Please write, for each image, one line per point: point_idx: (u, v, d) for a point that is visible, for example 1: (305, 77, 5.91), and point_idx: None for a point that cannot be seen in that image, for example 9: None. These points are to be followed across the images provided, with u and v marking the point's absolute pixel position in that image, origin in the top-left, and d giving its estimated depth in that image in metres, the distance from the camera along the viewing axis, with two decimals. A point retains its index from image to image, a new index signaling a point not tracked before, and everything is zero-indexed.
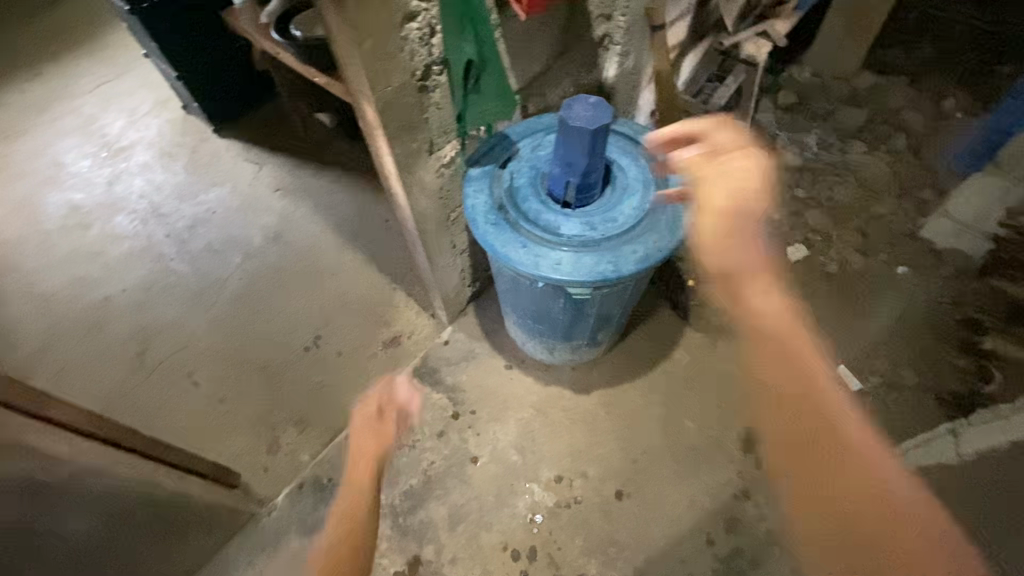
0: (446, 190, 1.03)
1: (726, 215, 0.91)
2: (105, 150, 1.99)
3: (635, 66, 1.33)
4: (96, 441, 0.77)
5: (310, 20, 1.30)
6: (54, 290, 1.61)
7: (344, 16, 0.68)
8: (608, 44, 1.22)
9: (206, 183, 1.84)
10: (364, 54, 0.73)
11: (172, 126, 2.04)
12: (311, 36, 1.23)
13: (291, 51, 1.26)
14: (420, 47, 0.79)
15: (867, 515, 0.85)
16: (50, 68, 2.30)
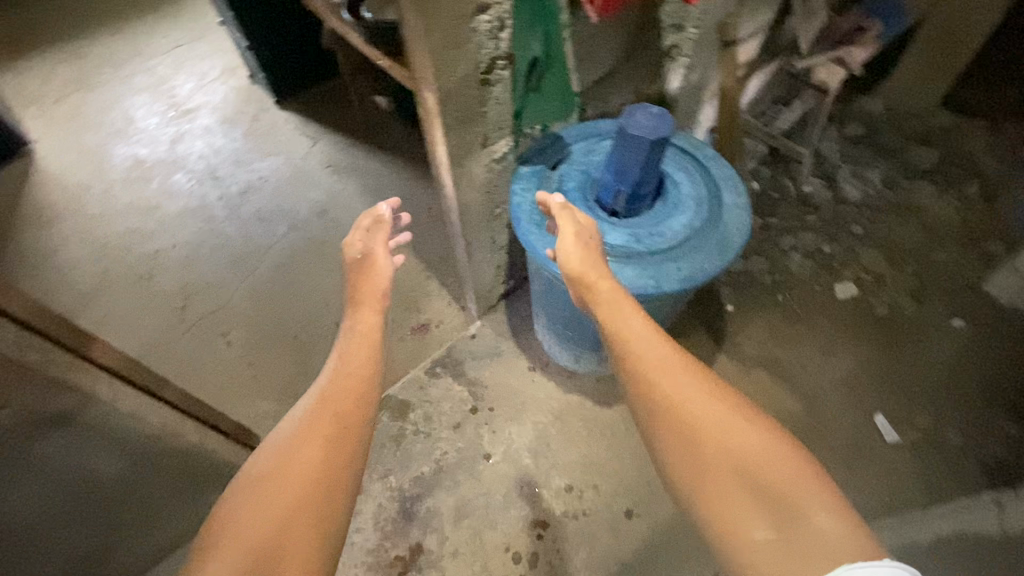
0: (494, 185, 1.03)
1: (583, 258, 0.82)
2: (173, 109, 2.07)
3: (699, 80, 1.30)
4: (132, 386, 0.80)
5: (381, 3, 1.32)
6: (110, 237, 1.69)
7: (418, 2, 0.68)
8: (676, 55, 1.20)
9: (262, 152, 1.90)
10: (433, 43, 0.73)
11: (237, 93, 2.11)
12: (380, 19, 1.25)
13: (359, 33, 1.29)
14: (488, 40, 0.79)
15: (738, 508, 0.61)
16: (132, 27, 2.41)
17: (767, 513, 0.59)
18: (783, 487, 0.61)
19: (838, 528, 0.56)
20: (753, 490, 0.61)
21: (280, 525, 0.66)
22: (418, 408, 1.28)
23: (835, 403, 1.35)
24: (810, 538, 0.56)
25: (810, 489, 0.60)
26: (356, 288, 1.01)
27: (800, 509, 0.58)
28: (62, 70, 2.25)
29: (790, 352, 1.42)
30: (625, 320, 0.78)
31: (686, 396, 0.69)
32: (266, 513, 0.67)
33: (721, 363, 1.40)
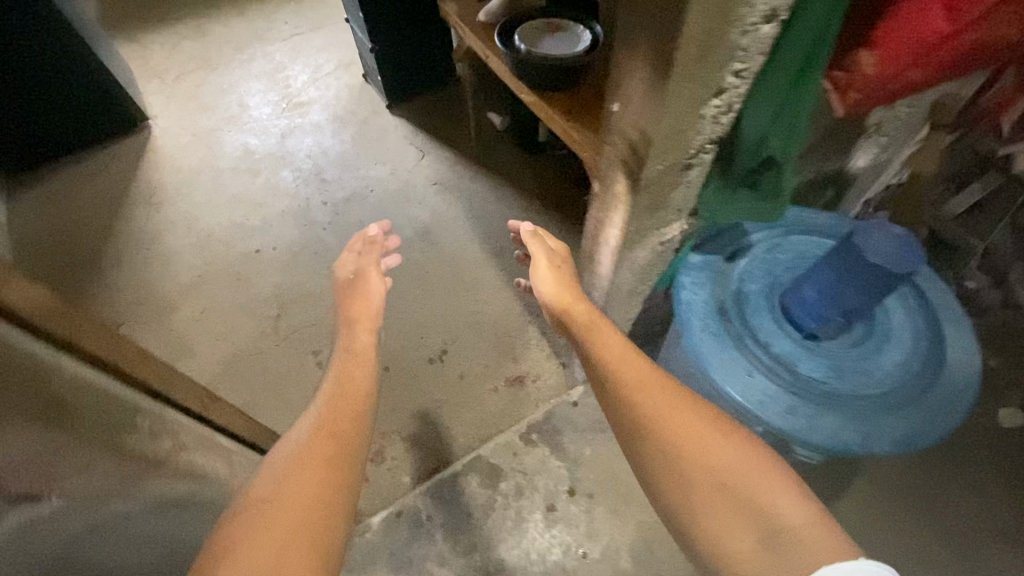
0: (652, 269, 0.90)
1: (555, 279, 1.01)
2: (286, 100, 2.05)
3: (888, 161, 1.12)
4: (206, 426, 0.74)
5: (536, 31, 1.20)
6: (215, 230, 1.68)
7: (662, 80, 0.54)
8: (874, 133, 1.01)
9: (370, 159, 1.85)
10: (652, 115, 0.58)
11: (349, 91, 2.06)
12: (533, 51, 1.14)
13: (508, 63, 1.18)
14: (705, 125, 0.64)
15: (720, 517, 0.63)
16: (254, 9, 2.42)
17: (750, 526, 0.61)
18: (757, 494, 0.63)
19: (806, 528, 0.59)
20: (725, 499, 0.64)
21: (303, 494, 0.67)
22: (511, 478, 1.18)
23: (990, 557, 1.15)
24: (790, 542, 0.58)
25: (779, 493, 0.63)
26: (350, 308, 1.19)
27: (775, 516, 0.61)
28: (185, 46, 2.27)
29: (937, 483, 1.23)
30: (600, 344, 0.82)
31: (657, 412, 0.71)
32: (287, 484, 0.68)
33: (853, 481, 1.23)
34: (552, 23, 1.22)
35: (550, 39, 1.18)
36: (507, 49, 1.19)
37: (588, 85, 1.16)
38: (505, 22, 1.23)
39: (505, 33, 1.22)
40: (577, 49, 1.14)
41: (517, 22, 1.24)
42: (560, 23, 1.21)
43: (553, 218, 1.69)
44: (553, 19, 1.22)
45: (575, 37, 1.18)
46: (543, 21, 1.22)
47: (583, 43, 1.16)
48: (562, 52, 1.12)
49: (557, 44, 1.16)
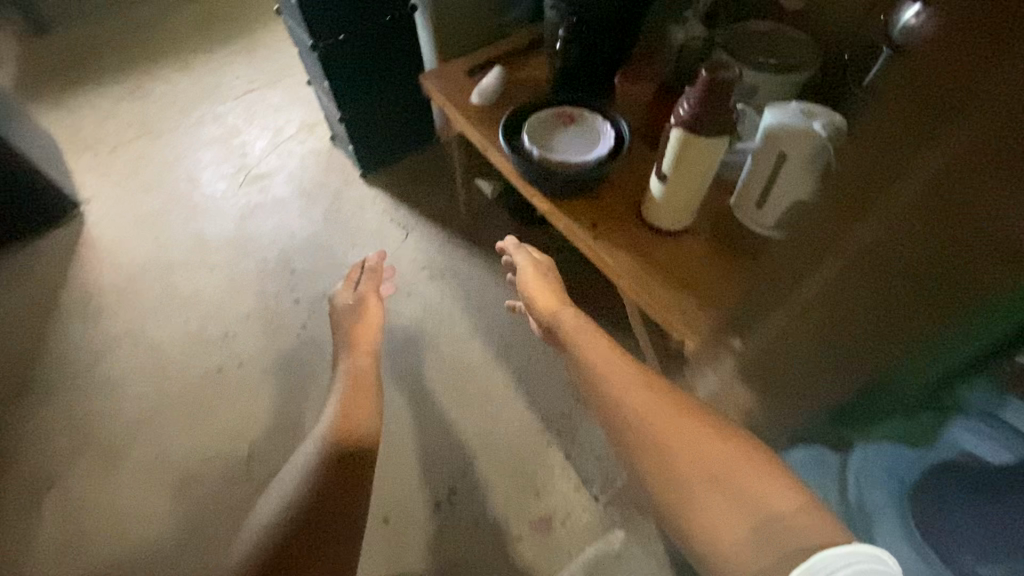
0: None
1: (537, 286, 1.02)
2: (244, 172, 1.80)
3: None
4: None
5: (547, 126, 1.01)
6: (167, 345, 1.43)
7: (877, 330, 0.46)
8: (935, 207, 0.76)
9: (347, 240, 1.63)
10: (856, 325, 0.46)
11: (316, 158, 1.83)
12: (546, 154, 0.95)
13: (514, 164, 0.99)
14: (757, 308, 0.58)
15: (699, 500, 0.52)
16: (199, 60, 2.14)
17: (736, 514, 0.50)
18: (744, 475, 0.52)
19: (804, 517, 0.48)
20: (709, 483, 0.52)
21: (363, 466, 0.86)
22: None
23: None
24: (781, 534, 0.48)
25: (767, 479, 0.52)
26: (350, 334, 1.15)
27: (762, 504, 0.50)
28: (121, 109, 1.99)
29: None
30: (583, 346, 0.81)
31: (633, 398, 0.63)
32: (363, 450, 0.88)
33: None
34: (564, 111, 1.02)
35: (566, 138, 0.99)
36: (516, 154, 0.99)
37: (615, 191, 0.98)
38: (508, 116, 1.04)
39: (511, 131, 1.03)
40: (602, 153, 0.96)
41: (522, 114, 1.05)
42: (574, 113, 1.01)
43: None
44: (564, 107, 1.02)
45: (595, 133, 0.99)
46: (552, 110, 1.02)
47: (606, 141, 0.97)
48: (585, 160, 0.94)
49: (576, 146, 0.98)
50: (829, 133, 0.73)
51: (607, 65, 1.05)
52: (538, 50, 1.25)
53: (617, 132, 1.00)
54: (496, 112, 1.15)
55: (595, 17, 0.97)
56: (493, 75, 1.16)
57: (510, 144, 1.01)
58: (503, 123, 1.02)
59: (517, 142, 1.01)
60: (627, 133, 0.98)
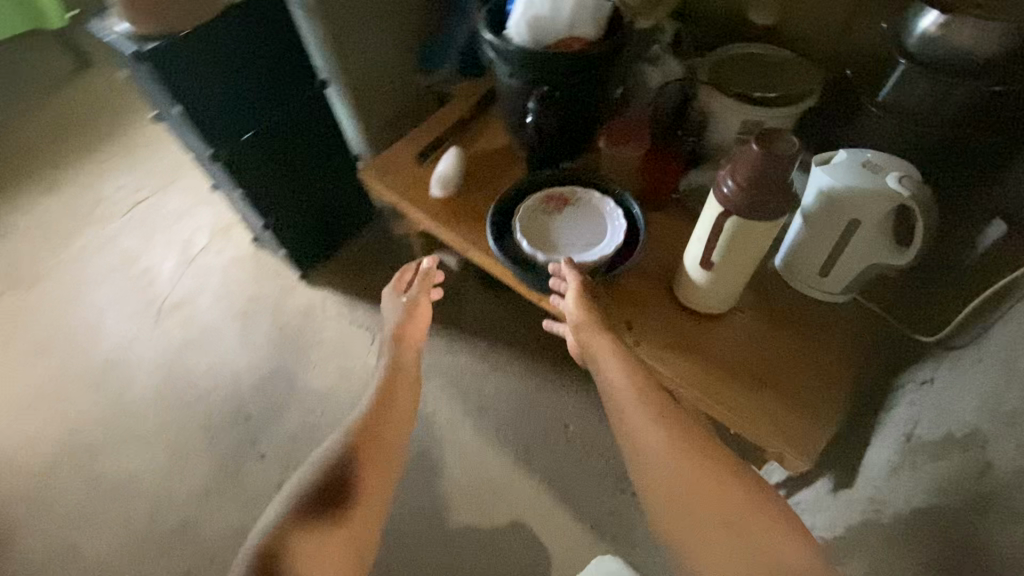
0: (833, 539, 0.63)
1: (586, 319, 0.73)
2: (160, 305, 1.50)
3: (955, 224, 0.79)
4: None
5: (542, 220, 0.84)
6: (114, 558, 1.16)
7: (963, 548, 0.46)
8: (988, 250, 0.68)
9: (306, 361, 1.38)
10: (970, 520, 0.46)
11: (242, 267, 1.56)
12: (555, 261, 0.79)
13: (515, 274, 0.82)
14: (886, 442, 0.64)
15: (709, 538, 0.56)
16: (67, 175, 1.78)
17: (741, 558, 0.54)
18: (747, 523, 0.56)
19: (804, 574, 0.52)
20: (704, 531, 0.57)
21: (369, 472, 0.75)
22: None
23: None
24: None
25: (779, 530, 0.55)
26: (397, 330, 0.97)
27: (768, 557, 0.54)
28: None
29: None
30: (615, 367, 0.69)
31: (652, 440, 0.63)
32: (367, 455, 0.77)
33: None
34: (554, 196, 0.85)
35: (569, 229, 0.82)
36: (518, 265, 0.82)
37: (639, 276, 0.83)
38: (493, 218, 0.86)
39: (500, 233, 0.85)
40: (618, 240, 0.80)
41: (508, 209, 0.87)
42: (567, 196, 0.85)
43: (573, 370, 1.30)
44: (552, 189, 0.86)
45: (599, 215, 0.83)
46: (540, 197, 0.85)
47: (617, 223, 0.81)
48: (604, 256, 0.78)
49: (585, 236, 0.81)
50: (913, 189, 0.60)
51: (587, 129, 0.90)
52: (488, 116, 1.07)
53: (623, 206, 0.85)
54: (468, 204, 0.96)
55: (569, 84, 0.82)
56: (451, 160, 0.97)
57: (506, 253, 0.83)
58: (490, 229, 0.85)
59: (513, 247, 0.84)
60: (636, 207, 0.83)
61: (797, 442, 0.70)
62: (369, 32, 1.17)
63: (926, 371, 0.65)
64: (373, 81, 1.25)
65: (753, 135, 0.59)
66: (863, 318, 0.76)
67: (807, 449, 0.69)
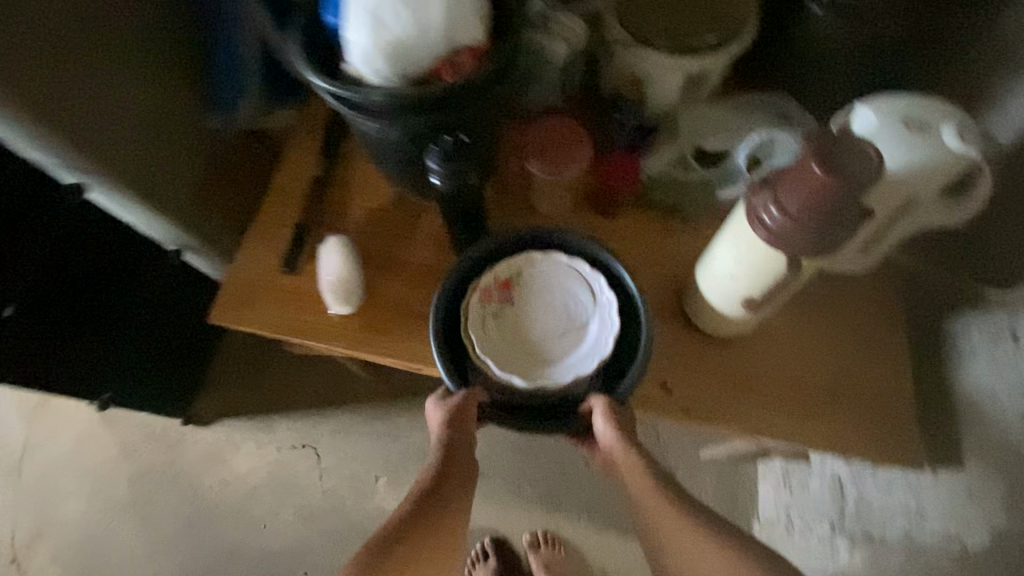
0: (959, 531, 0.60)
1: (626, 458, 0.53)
2: (11, 548, 1.10)
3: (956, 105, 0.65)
4: None
5: (503, 329, 0.60)
6: None
7: None
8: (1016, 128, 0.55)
9: (251, 523, 1.09)
10: None
11: (97, 445, 1.15)
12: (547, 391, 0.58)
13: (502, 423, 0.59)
14: (990, 424, 0.57)
15: None
16: None
17: None
18: None
19: None
20: None
21: (446, 534, 0.53)
22: None
23: None
24: None
25: None
26: (452, 428, 0.55)
27: None
28: None
29: None
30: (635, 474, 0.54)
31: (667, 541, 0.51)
32: (445, 516, 0.54)
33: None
34: (493, 289, 0.61)
35: (543, 325, 0.61)
36: (512, 406, 0.59)
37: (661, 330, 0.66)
38: (441, 362, 0.59)
39: (460, 375, 0.60)
40: (610, 302, 0.60)
41: (447, 330, 0.61)
42: (507, 279, 0.62)
43: None
44: (486, 280, 0.61)
45: (561, 284, 0.62)
46: (476, 302, 0.61)
47: (594, 281, 0.61)
48: (616, 331, 0.59)
49: (569, 322, 0.61)
50: (977, 146, 0.47)
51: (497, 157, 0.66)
52: (352, 171, 0.78)
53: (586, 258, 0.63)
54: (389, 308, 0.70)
55: (469, 114, 0.56)
56: (337, 257, 0.69)
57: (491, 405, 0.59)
58: (450, 382, 0.59)
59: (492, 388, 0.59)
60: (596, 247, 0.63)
61: (887, 444, 0.62)
62: (111, 92, 0.74)
63: (997, 321, 0.58)
64: (155, 158, 0.83)
65: (809, 152, 0.42)
66: (892, 275, 0.67)
67: (908, 446, 0.62)
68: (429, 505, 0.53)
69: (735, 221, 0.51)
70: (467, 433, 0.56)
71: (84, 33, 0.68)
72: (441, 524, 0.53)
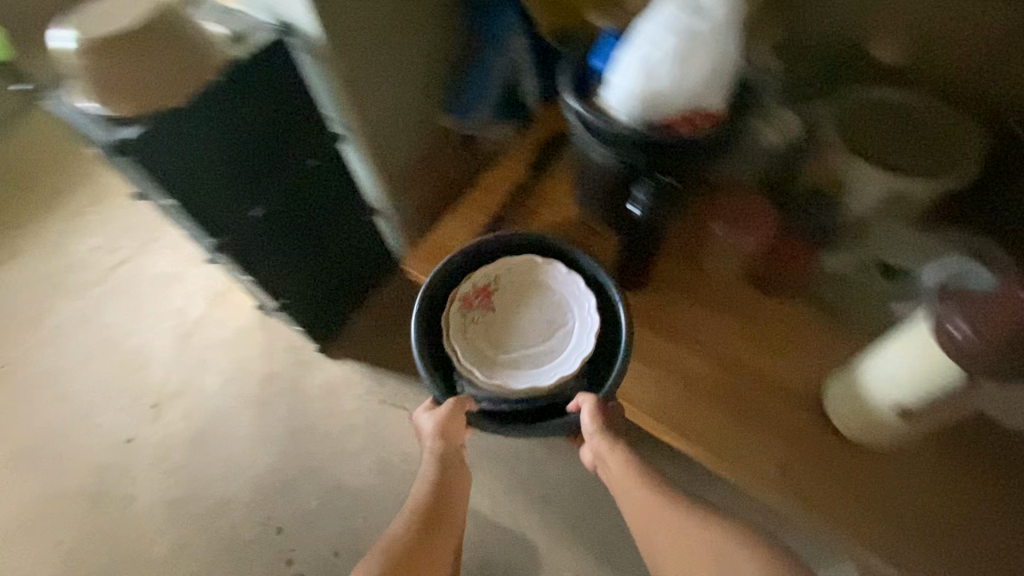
0: None
1: (616, 456, 0.69)
2: (157, 395, 1.32)
3: None
4: None
5: (481, 331, 0.79)
6: None
7: None
8: None
9: (337, 452, 1.22)
10: None
11: (249, 340, 1.36)
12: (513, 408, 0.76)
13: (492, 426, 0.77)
14: None
15: None
16: (29, 236, 1.52)
17: None
18: None
19: None
20: None
21: (447, 520, 0.71)
22: None
23: None
24: None
25: None
26: (444, 439, 0.74)
27: None
28: None
29: None
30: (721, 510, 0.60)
31: None
32: (445, 508, 0.72)
33: None
34: (472, 297, 0.80)
35: (521, 329, 0.79)
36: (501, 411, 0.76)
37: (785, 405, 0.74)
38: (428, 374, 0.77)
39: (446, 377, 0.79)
40: (583, 301, 0.79)
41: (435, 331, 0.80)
42: (484, 287, 0.81)
43: None
44: (466, 291, 0.80)
45: (535, 291, 0.81)
46: (459, 309, 0.80)
47: (570, 281, 0.80)
48: (591, 323, 0.76)
49: (549, 322, 0.79)
50: None
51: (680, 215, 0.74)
52: (555, 187, 0.93)
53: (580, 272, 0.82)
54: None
55: (674, 175, 0.66)
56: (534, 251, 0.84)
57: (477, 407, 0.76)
58: (438, 392, 0.76)
59: (485, 397, 0.76)
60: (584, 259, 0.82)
61: None
62: (385, 74, 0.96)
63: None
64: (392, 132, 1.05)
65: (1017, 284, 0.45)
66: None
67: None
68: (430, 502, 0.71)
69: (913, 326, 0.56)
70: (452, 444, 0.75)
71: (385, 26, 0.93)
72: (441, 513, 0.71)
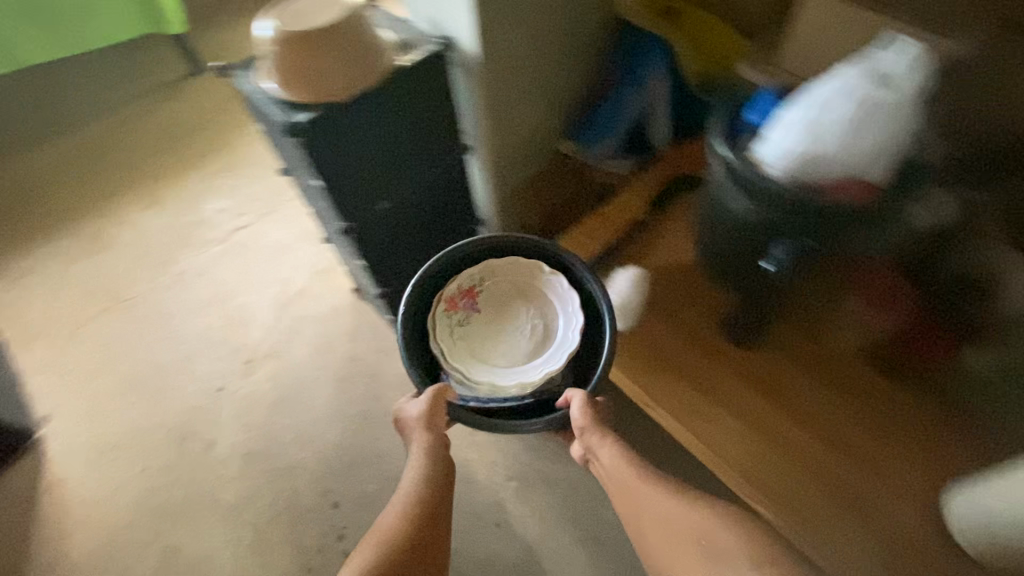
0: None
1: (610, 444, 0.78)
2: (253, 353, 1.42)
3: None
4: None
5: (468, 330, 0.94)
6: None
7: None
8: None
9: (402, 441, 1.26)
10: None
11: (341, 319, 1.45)
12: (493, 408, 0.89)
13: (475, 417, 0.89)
14: None
15: None
16: (171, 188, 1.71)
17: None
18: None
19: None
20: None
21: (440, 513, 0.77)
22: None
23: None
24: None
25: None
26: (428, 429, 0.83)
27: None
28: (84, 275, 1.56)
29: None
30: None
31: None
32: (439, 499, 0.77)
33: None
34: (457, 300, 0.95)
35: (508, 331, 0.95)
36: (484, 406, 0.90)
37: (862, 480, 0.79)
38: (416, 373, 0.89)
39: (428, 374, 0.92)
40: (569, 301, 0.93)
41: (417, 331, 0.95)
42: (467, 291, 0.95)
43: None
44: (452, 293, 0.95)
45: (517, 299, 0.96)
46: (445, 311, 0.94)
47: (554, 283, 0.94)
48: (573, 322, 0.91)
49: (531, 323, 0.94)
50: None
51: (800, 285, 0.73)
52: (669, 231, 0.99)
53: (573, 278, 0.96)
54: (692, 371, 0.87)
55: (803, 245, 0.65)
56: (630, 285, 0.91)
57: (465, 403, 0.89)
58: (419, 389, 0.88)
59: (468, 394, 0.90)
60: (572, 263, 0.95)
61: None
62: (523, 99, 1.02)
63: None
64: (518, 153, 1.10)
65: None
66: None
67: None
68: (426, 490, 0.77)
69: None
70: (437, 435, 0.83)
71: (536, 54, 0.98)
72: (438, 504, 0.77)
